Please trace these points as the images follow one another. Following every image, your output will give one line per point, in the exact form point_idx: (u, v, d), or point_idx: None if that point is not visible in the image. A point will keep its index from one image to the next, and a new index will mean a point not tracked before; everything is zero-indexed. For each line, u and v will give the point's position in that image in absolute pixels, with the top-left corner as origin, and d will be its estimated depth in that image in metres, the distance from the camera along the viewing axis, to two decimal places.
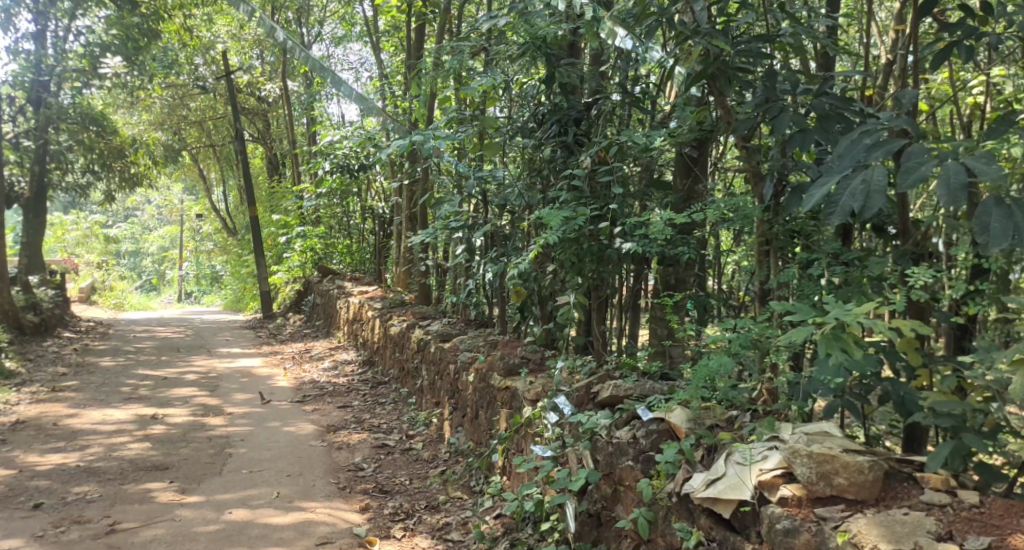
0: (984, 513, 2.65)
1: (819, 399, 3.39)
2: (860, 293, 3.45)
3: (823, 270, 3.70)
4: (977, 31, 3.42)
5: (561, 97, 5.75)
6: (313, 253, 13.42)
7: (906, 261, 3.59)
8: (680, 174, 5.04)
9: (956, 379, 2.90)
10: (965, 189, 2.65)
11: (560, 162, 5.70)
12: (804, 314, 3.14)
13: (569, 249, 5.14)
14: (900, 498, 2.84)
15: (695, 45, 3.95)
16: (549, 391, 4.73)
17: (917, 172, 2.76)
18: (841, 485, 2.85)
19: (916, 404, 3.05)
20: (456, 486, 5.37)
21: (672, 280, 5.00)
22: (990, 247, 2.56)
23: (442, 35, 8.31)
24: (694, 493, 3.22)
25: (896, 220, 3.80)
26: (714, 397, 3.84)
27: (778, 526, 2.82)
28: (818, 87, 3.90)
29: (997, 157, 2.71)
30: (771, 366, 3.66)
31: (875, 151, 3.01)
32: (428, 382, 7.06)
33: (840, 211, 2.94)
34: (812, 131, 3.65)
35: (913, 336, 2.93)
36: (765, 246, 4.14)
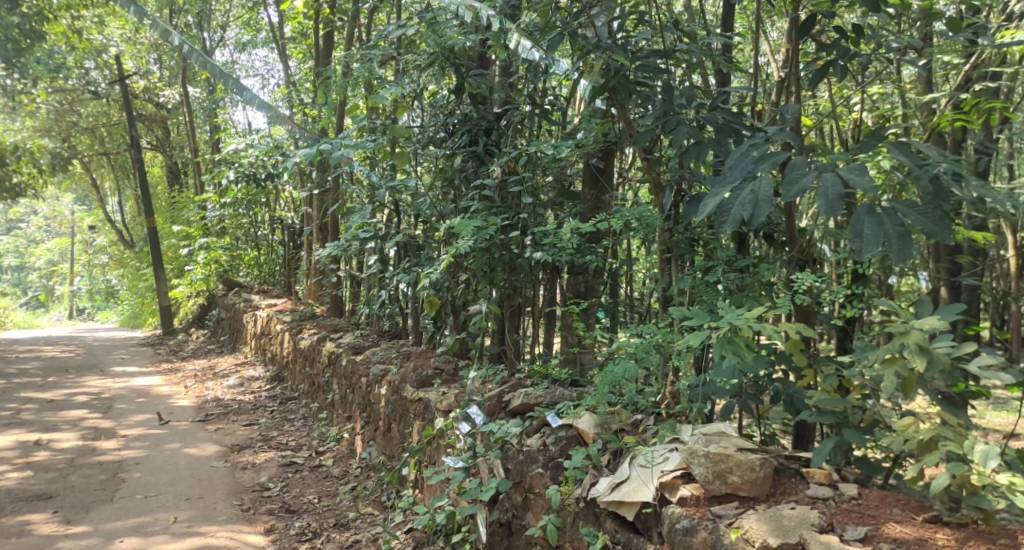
0: (861, 504, 2.83)
1: (717, 401, 3.55)
2: (753, 299, 3.66)
3: (719, 277, 3.88)
4: (850, 51, 3.69)
5: (471, 108, 5.78)
6: (218, 265, 12.93)
7: (794, 266, 3.82)
8: (588, 184, 5.13)
9: (836, 377, 3.10)
10: (841, 199, 2.85)
11: (470, 172, 5.70)
12: (700, 318, 3.28)
13: (480, 259, 5.13)
14: (788, 493, 2.99)
15: (596, 59, 4.06)
16: (461, 401, 4.72)
17: (799, 183, 2.96)
18: (735, 483, 2.96)
19: (803, 402, 3.27)
20: (367, 502, 5.27)
21: (582, 287, 5.07)
22: (862, 253, 2.75)
23: (351, 44, 8.20)
24: (600, 497, 3.29)
25: (784, 228, 4.03)
26: (620, 403, 3.93)
27: (678, 525, 2.93)
28: (712, 101, 4.09)
29: (867, 169, 2.91)
30: (674, 370, 3.78)
31: (762, 162, 3.20)
32: (338, 396, 6.91)
33: (732, 219, 3.10)
34: (706, 143, 3.83)
35: (797, 338, 3.12)
36: (666, 253, 4.30)
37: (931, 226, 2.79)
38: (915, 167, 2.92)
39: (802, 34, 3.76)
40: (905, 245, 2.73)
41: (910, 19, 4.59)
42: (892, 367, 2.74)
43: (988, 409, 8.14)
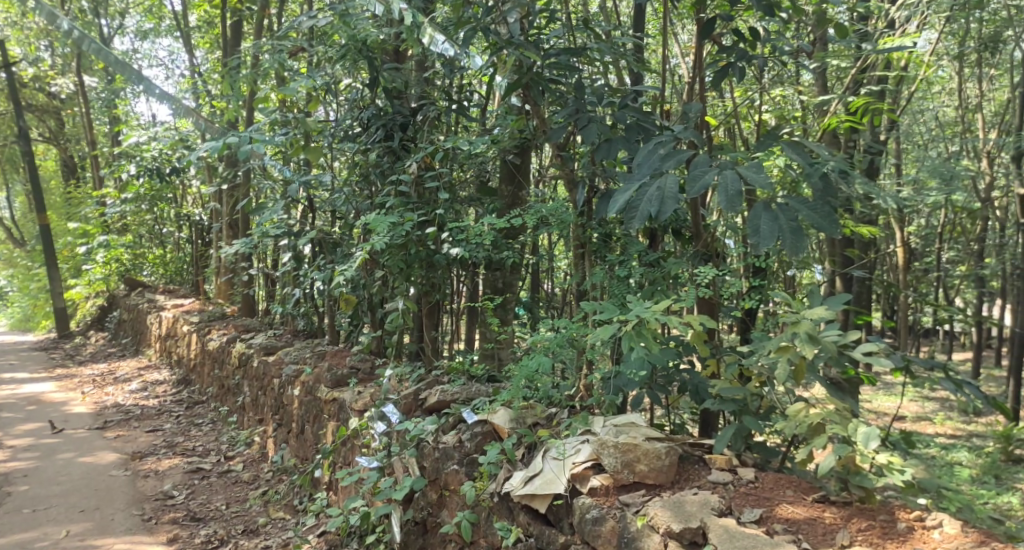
0: (757, 487, 2.96)
1: (628, 392, 3.64)
2: (662, 293, 3.78)
3: (630, 272, 3.98)
4: (748, 54, 3.87)
5: (386, 102, 5.69)
6: (119, 264, 12.27)
7: (699, 261, 3.96)
8: (504, 180, 5.18)
9: (737, 367, 3.23)
10: (739, 195, 2.97)
11: (386, 168, 5.62)
12: (610, 312, 3.36)
13: (396, 256, 5.03)
14: (691, 479, 3.10)
15: (508, 55, 4.04)
16: (376, 400, 4.65)
17: (702, 180, 3.07)
18: (641, 472, 3.06)
19: (707, 391, 3.45)
20: (278, 506, 5.13)
21: (501, 284, 5.09)
22: (759, 247, 2.88)
23: (261, 34, 7.93)
24: (513, 492, 3.32)
25: (690, 224, 4.18)
26: (535, 397, 3.96)
27: (587, 515, 3.00)
28: (621, 100, 4.17)
29: (764, 166, 3.04)
30: (587, 364, 3.84)
31: (668, 160, 3.29)
32: (249, 398, 6.70)
33: (640, 215, 3.18)
34: (616, 141, 3.91)
35: (701, 330, 3.24)
36: (580, 249, 4.35)
37: (820, 221, 2.95)
38: (807, 165, 3.07)
39: (704, 35, 3.91)
40: (797, 238, 2.87)
41: (806, 24, 4.83)
42: (785, 355, 2.88)
43: (878, 395, 8.69)
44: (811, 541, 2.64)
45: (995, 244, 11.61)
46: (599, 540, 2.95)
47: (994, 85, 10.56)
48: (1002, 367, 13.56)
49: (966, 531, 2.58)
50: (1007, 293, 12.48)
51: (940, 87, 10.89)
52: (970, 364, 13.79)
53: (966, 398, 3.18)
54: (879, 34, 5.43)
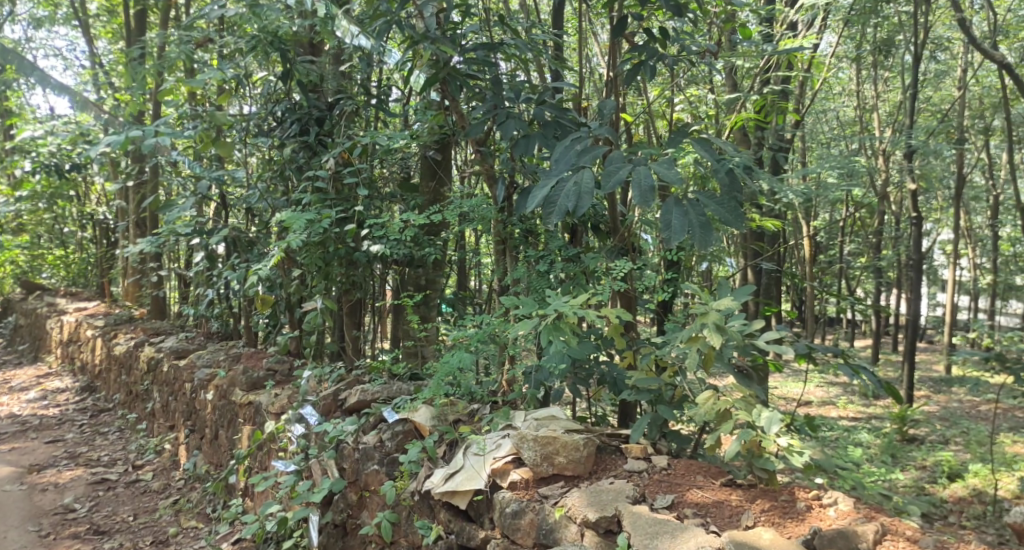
0: (670, 474, 3.05)
1: (549, 386, 3.68)
2: (581, 287, 3.85)
3: (550, 267, 4.03)
4: (658, 53, 3.99)
5: (301, 96, 5.53)
6: (15, 267, 11.52)
7: (616, 255, 4.04)
8: (425, 176, 5.15)
9: (651, 358, 3.33)
10: (652, 190, 3.04)
11: (302, 163, 5.47)
12: (529, 307, 3.39)
13: (314, 253, 4.90)
14: (608, 469, 3.16)
15: (424, 50, 4.00)
16: (294, 402, 4.53)
17: (616, 175, 3.13)
18: (560, 464, 3.09)
19: (624, 382, 3.53)
20: (190, 515, 4.93)
21: (423, 281, 5.05)
22: (671, 241, 2.96)
23: (167, 23, 7.58)
24: (434, 489, 3.30)
25: (608, 219, 4.27)
26: (457, 394, 3.94)
27: (507, 509, 3.03)
28: (539, 96, 4.19)
29: (675, 162, 3.13)
30: (508, 358, 3.85)
31: (584, 155, 3.32)
32: (160, 403, 6.43)
33: (557, 210, 3.20)
34: (534, 136, 3.93)
35: (616, 322, 3.31)
36: (501, 244, 4.35)
37: (727, 216, 3.06)
38: (714, 162, 3.19)
39: (617, 34, 3.99)
40: (706, 232, 2.97)
41: (715, 25, 4.99)
42: (695, 345, 2.98)
43: (787, 382, 9.10)
44: (718, 524, 2.74)
45: (891, 237, 12.37)
46: (519, 533, 2.98)
47: (888, 87, 11.21)
48: (898, 351, 14.48)
49: (857, 508, 2.72)
50: (902, 283, 13.32)
51: (841, 88, 11.50)
52: (870, 350, 14.66)
53: (862, 383, 3.35)
54: (783, 36, 5.68)
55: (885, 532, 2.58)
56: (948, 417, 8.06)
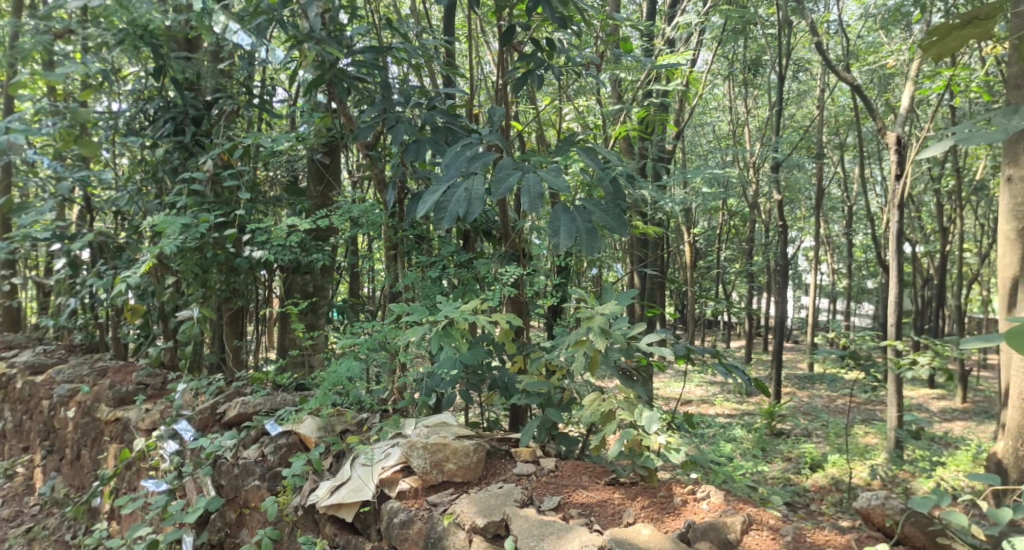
0: (557, 475, 3.12)
1: (439, 393, 3.67)
2: (472, 292, 3.87)
3: (441, 272, 4.02)
4: (545, 63, 4.08)
5: (176, 94, 5.22)
6: None
7: (506, 260, 4.08)
8: (312, 180, 5.00)
9: (541, 362, 3.40)
10: (541, 197, 3.09)
11: (177, 165, 5.15)
12: (419, 313, 3.37)
13: (190, 259, 4.59)
14: (498, 473, 3.20)
15: (308, 50, 3.87)
16: (167, 417, 4.27)
17: (506, 183, 3.16)
18: (450, 470, 3.09)
19: (514, 387, 3.59)
20: (46, 543, 4.53)
21: (311, 288, 4.88)
22: (560, 247, 3.04)
23: (21, 9, 6.96)
24: (319, 502, 3.21)
25: (499, 225, 4.31)
26: (346, 403, 3.85)
27: (395, 519, 2.99)
28: (429, 100, 4.16)
29: (563, 170, 3.20)
30: (399, 366, 3.80)
31: (475, 162, 3.34)
32: (12, 424, 5.88)
33: (448, 216, 3.20)
34: (424, 142, 3.90)
35: (506, 327, 3.34)
36: (392, 249, 4.29)
37: (612, 222, 3.17)
38: (599, 170, 3.30)
39: (505, 42, 4.04)
40: (592, 239, 3.07)
41: (599, 38, 5.15)
42: (581, 348, 3.07)
43: (668, 384, 9.51)
44: (601, 522, 2.81)
45: (761, 244, 13.22)
46: (407, 543, 2.94)
47: (757, 103, 11.99)
48: (768, 351, 15.48)
49: (727, 500, 2.88)
50: (771, 287, 14.26)
51: (716, 103, 12.20)
52: (743, 350, 15.60)
53: (735, 381, 3.54)
54: (662, 51, 5.95)
55: (751, 522, 2.73)
56: (810, 411, 8.70)
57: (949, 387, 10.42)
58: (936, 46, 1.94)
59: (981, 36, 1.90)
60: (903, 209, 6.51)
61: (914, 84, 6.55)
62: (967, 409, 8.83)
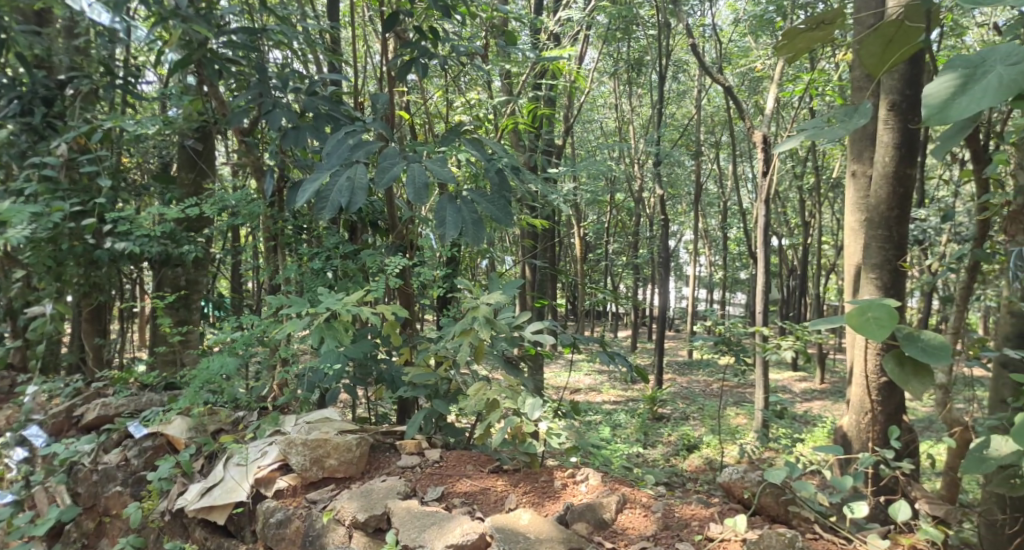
0: (441, 466, 3.13)
1: (322, 388, 3.59)
2: (356, 284, 3.79)
3: (323, 264, 3.90)
4: (429, 52, 4.03)
5: (23, 70, 4.75)
6: None
7: (392, 251, 4.03)
8: (184, 168, 4.75)
9: (427, 353, 3.39)
10: (426, 187, 3.07)
11: (25, 148, 4.70)
12: (299, 306, 3.25)
13: (41, 252, 4.13)
14: (381, 466, 3.17)
15: (174, 28, 3.61)
16: (15, 422, 3.92)
17: (390, 172, 3.12)
18: (331, 466, 3.02)
19: (400, 379, 3.56)
20: None
21: (183, 282, 4.55)
22: (446, 237, 3.04)
23: None
24: (188, 506, 3.07)
25: (385, 216, 4.26)
26: (220, 401, 3.68)
27: (272, 519, 2.91)
28: (308, 86, 4.01)
29: (448, 160, 3.19)
30: (279, 361, 3.67)
31: (358, 150, 3.27)
32: None
33: (330, 206, 3.11)
34: (304, 128, 3.77)
35: (391, 319, 3.29)
36: (271, 241, 4.14)
37: (498, 213, 3.20)
38: (485, 161, 3.32)
39: (387, 29, 3.97)
40: (477, 229, 3.09)
41: (485, 29, 5.15)
42: (467, 338, 3.10)
43: (557, 374, 9.72)
44: (484, 509, 2.84)
45: (645, 237, 13.75)
46: (284, 542, 2.87)
47: (640, 101, 12.43)
48: (652, 340, 16.14)
49: (604, 482, 2.97)
50: (654, 278, 14.87)
51: (602, 100, 12.54)
52: (629, 340, 16.19)
53: (617, 368, 3.65)
54: (547, 46, 6.04)
55: (626, 501, 2.84)
56: (689, 396, 9.16)
57: (810, 369, 11.26)
58: (788, 47, 2.31)
59: (825, 38, 2.26)
60: (770, 204, 6.95)
61: (778, 87, 7.01)
62: (825, 389, 9.58)
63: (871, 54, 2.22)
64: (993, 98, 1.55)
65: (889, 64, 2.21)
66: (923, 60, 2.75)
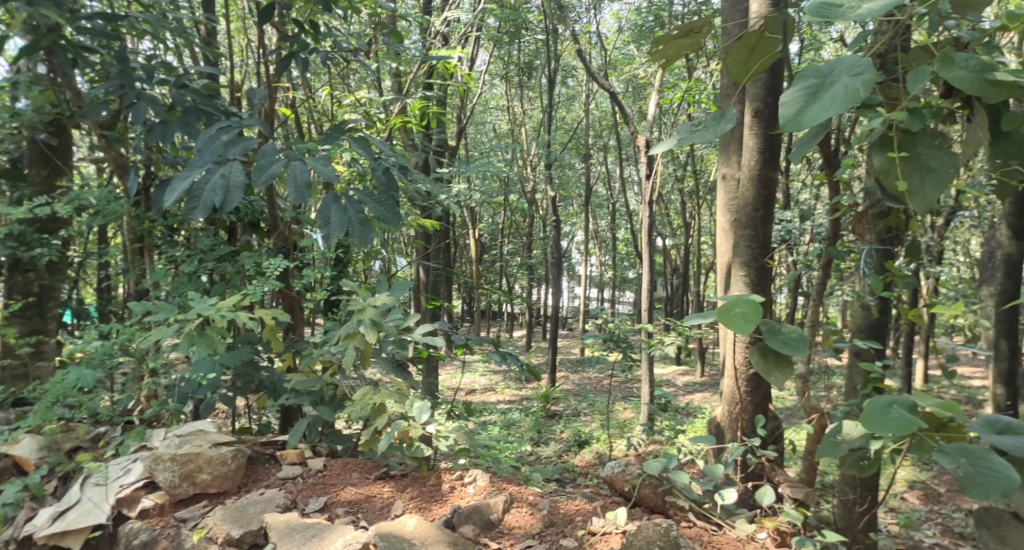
0: (325, 475, 3.04)
1: (194, 399, 3.42)
2: (233, 288, 3.62)
3: (197, 267, 3.69)
4: (310, 46, 3.88)
5: None
6: None
7: (272, 253, 3.88)
8: (35, 163, 4.33)
9: (310, 359, 3.28)
10: (309, 186, 2.96)
11: None
12: (167, 311, 3.05)
13: None
14: (260, 479, 3.05)
15: (17, 10, 3.26)
16: None
17: (269, 169, 2.99)
18: (204, 481, 2.88)
19: (281, 387, 3.44)
20: None
21: (36, 288, 4.12)
22: (330, 238, 2.95)
23: None
24: (37, 533, 2.79)
25: (266, 216, 4.09)
26: (77, 417, 3.41)
27: (135, 541, 2.71)
28: (176, 78, 3.76)
29: (332, 158, 3.08)
30: (146, 372, 3.44)
31: (232, 147, 3.11)
32: None
33: (203, 205, 2.94)
34: (173, 123, 3.54)
35: (271, 324, 3.15)
36: (138, 242, 3.89)
37: (386, 214, 3.14)
38: (371, 159, 3.23)
39: (263, 21, 3.79)
40: (365, 230, 3.02)
41: (371, 25, 5.04)
42: (353, 342, 3.02)
43: (452, 376, 9.68)
44: (369, 517, 2.77)
45: (538, 238, 13.95)
46: None
47: (531, 104, 12.58)
48: (546, 339, 16.41)
49: (492, 482, 2.98)
50: (547, 279, 15.12)
51: (494, 102, 12.61)
52: (523, 339, 16.39)
53: (510, 367, 3.58)
54: (435, 46, 5.99)
55: (513, 500, 2.85)
56: (580, 393, 9.38)
57: (692, 362, 11.82)
58: (661, 52, 2.42)
59: (695, 45, 2.37)
60: (653, 206, 7.22)
61: (659, 94, 7.28)
62: (706, 382, 10.08)
63: (737, 62, 2.37)
64: (840, 106, 1.66)
65: (752, 71, 2.38)
66: (782, 69, 2.93)
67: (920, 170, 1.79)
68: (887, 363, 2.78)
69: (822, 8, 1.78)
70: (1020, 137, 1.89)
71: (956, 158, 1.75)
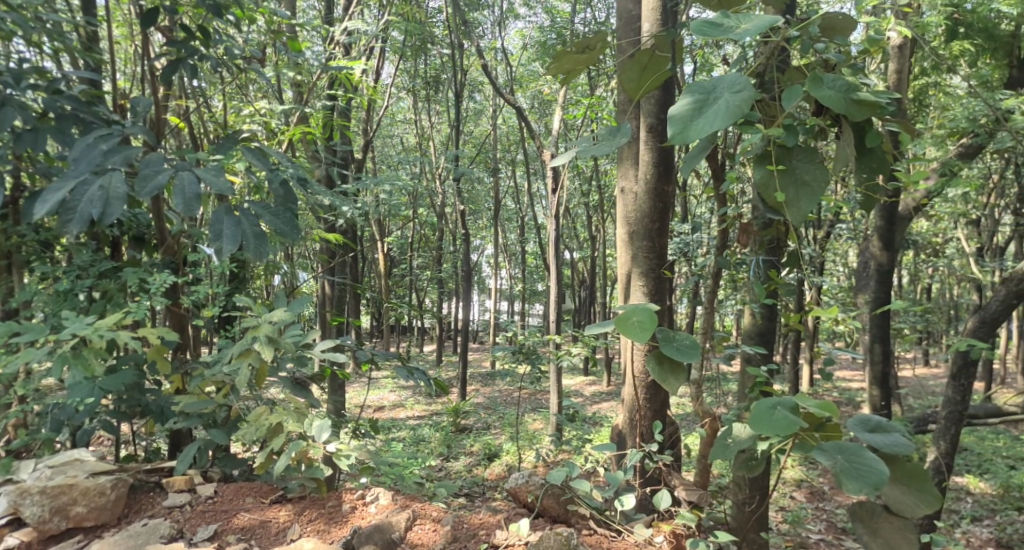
0: (215, 502, 2.90)
1: (70, 426, 3.17)
2: (114, 305, 3.40)
3: (74, 283, 3.45)
4: (199, 52, 3.71)
5: None
6: None
7: (158, 268, 3.67)
8: None
9: (201, 379, 3.11)
10: (199, 198, 2.82)
11: None
12: (37, 333, 2.83)
13: None
14: (143, 509, 2.88)
15: None
16: None
17: (154, 180, 2.83)
18: (78, 514, 2.69)
19: (169, 410, 3.25)
20: None
21: None
22: (222, 252, 2.82)
23: None
24: None
25: (153, 229, 3.87)
26: None
27: None
28: (48, 82, 3.50)
29: (224, 169, 2.95)
30: (15, 398, 3.18)
31: (113, 155, 2.93)
32: None
33: (78, 217, 2.77)
34: (44, 130, 3.31)
35: (156, 343, 2.97)
36: (6, 258, 3.60)
37: (282, 226, 3.03)
38: (266, 170, 3.10)
39: (147, 25, 3.59)
40: (260, 243, 2.91)
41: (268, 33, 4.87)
42: (246, 360, 2.89)
43: (359, 393, 9.47)
44: (263, 543, 2.65)
45: (447, 251, 13.91)
46: None
47: (438, 117, 12.54)
48: (457, 353, 16.36)
49: (394, 500, 2.91)
50: (457, 292, 15.07)
51: (402, 115, 12.50)
52: (433, 353, 16.26)
53: (416, 383, 3.47)
54: (337, 55, 5.87)
55: (415, 517, 2.80)
56: (490, 405, 9.40)
57: (599, 373, 12.07)
58: (558, 66, 2.44)
59: (590, 60, 2.41)
60: (559, 219, 7.33)
61: (563, 109, 7.41)
62: (612, 391, 10.30)
63: (630, 79, 2.42)
64: (721, 121, 1.74)
65: (646, 87, 2.44)
66: (673, 87, 3.04)
67: (795, 184, 1.90)
68: (774, 368, 2.92)
69: (705, 26, 1.83)
70: (882, 153, 2.02)
71: (827, 172, 1.88)
